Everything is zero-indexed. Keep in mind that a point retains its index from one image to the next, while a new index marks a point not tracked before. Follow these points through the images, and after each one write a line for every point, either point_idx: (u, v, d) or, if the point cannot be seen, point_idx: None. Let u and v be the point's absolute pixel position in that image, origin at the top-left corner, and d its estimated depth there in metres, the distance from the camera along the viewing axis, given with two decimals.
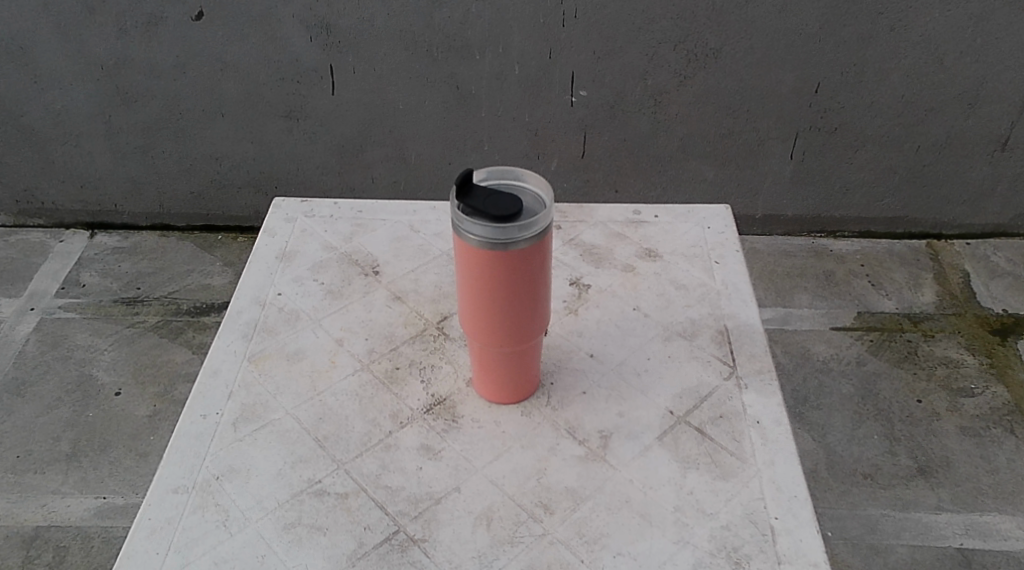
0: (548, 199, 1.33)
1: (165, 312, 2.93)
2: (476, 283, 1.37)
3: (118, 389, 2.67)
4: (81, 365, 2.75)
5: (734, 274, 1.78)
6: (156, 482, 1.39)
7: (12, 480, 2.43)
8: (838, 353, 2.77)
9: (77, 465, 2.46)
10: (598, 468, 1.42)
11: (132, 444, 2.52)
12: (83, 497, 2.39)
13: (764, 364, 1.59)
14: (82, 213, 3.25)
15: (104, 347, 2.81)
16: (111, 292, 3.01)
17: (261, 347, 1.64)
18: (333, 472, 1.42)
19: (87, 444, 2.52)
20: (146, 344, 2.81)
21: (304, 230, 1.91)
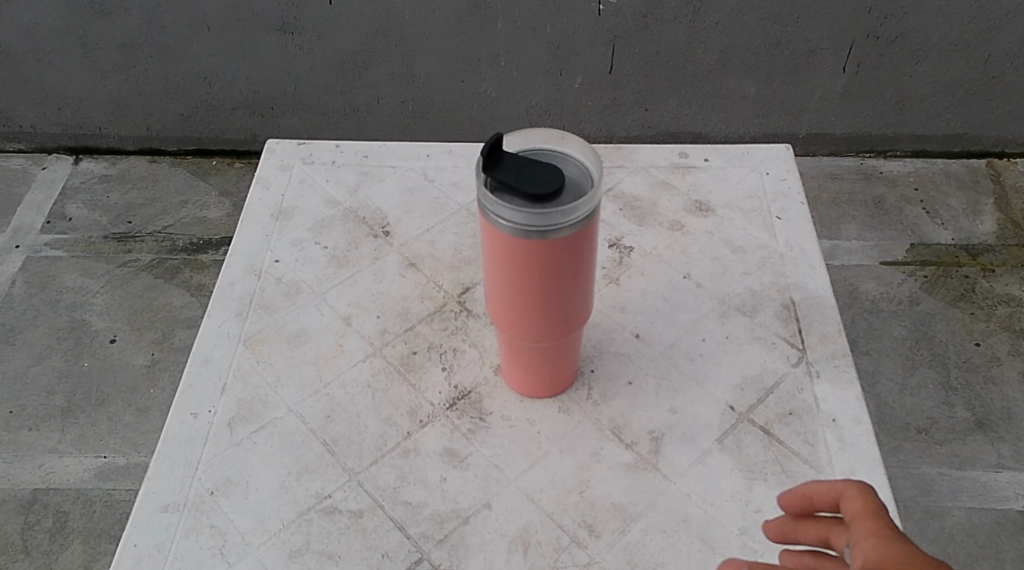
0: (595, 172, 1.09)
1: (160, 249, 2.71)
2: (506, 274, 1.14)
3: (113, 335, 2.49)
4: (72, 310, 2.55)
5: (799, 232, 1.54)
6: (142, 499, 1.22)
7: (6, 438, 2.27)
8: (890, 291, 2.53)
9: (74, 421, 2.30)
10: (650, 479, 1.23)
11: (130, 397, 2.35)
12: (81, 456, 2.24)
13: (839, 348, 1.37)
14: (64, 137, 2.98)
15: (96, 289, 2.60)
16: (100, 227, 2.78)
17: (257, 327, 1.43)
18: (344, 485, 1.24)
19: (83, 398, 2.35)
20: (141, 286, 2.61)
21: (302, 180, 1.67)
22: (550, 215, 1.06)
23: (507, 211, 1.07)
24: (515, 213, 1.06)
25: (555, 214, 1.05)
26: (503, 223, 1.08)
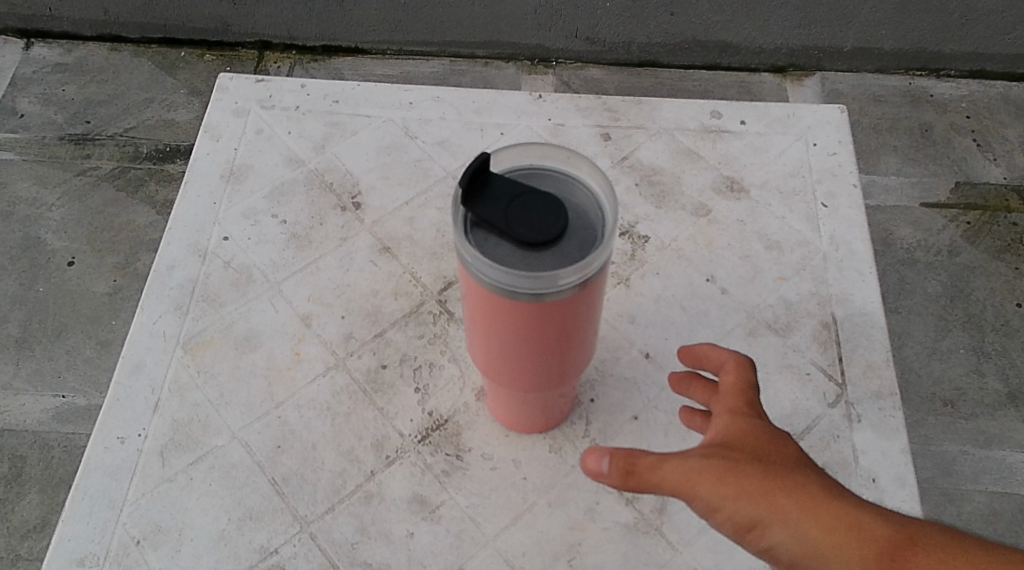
0: (609, 210, 0.85)
1: (121, 157, 1.86)
2: (490, 326, 0.92)
3: (71, 256, 1.71)
4: (23, 224, 1.75)
5: (847, 226, 1.29)
6: (56, 549, 1.04)
7: None
8: (926, 239, 1.69)
9: (30, 354, 1.59)
10: (651, 546, 1.05)
11: (92, 329, 1.62)
12: (38, 394, 1.55)
13: (885, 384, 1.16)
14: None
15: (52, 201, 1.78)
16: (57, 126, 1.91)
17: (199, 326, 1.21)
18: (293, 539, 1.06)
19: (38, 327, 1.62)
20: (102, 200, 1.79)
21: (259, 131, 1.40)
22: (545, 276, 0.82)
23: (489, 266, 0.82)
24: (501, 270, 0.82)
25: (553, 275, 0.82)
26: (485, 278, 0.84)
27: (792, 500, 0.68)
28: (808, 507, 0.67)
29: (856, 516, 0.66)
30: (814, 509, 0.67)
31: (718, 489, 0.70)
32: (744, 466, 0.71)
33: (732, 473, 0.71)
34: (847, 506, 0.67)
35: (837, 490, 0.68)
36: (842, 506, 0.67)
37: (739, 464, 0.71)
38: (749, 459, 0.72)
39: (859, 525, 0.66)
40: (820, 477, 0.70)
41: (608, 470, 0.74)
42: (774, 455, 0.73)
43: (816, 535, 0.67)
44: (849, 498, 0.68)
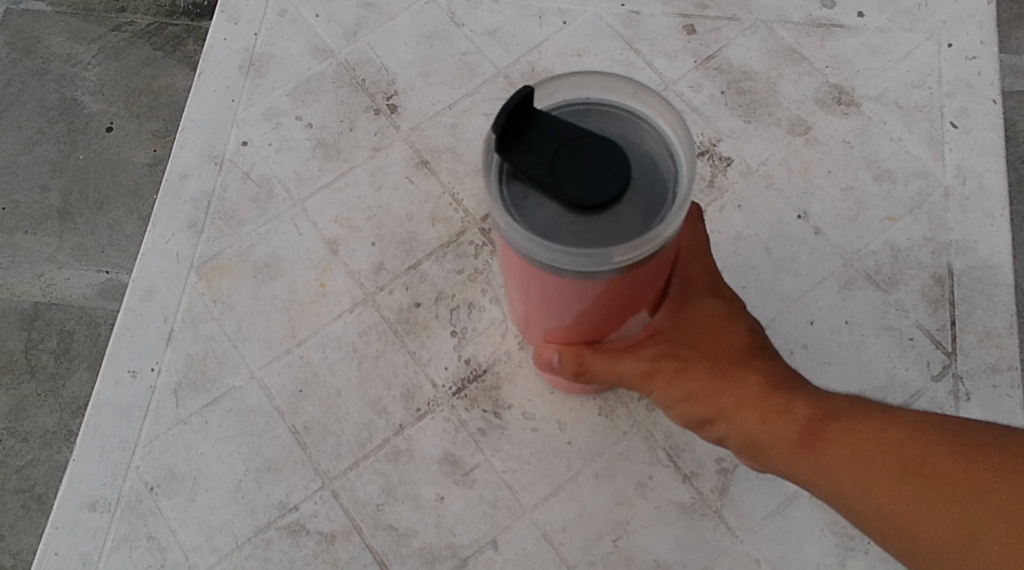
0: (683, 164, 0.67)
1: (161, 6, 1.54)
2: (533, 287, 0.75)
3: (111, 121, 1.47)
4: (59, 83, 1.50)
5: (978, 154, 1.07)
6: (65, 492, 0.97)
7: None
8: None
9: (73, 227, 1.40)
10: (709, 531, 0.93)
11: (135, 205, 1.41)
12: (83, 270, 1.39)
13: (1001, 356, 0.99)
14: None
15: (88, 61, 1.51)
16: None
17: (216, 248, 1.09)
18: (315, 496, 0.97)
19: (82, 199, 1.41)
20: (139, 61, 1.51)
21: (283, 12, 1.21)
22: (594, 249, 0.64)
23: (524, 233, 0.65)
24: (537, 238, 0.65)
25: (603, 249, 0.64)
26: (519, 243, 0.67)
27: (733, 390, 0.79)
28: (747, 401, 0.79)
29: (787, 400, 0.78)
30: (751, 399, 0.79)
31: (670, 385, 0.81)
32: (692, 364, 0.81)
33: (680, 373, 0.81)
34: (779, 394, 0.79)
35: (774, 386, 0.79)
36: (775, 395, 0.78)
37: (684, 362, 0.81)
38: (695, 358, 0.81)
39: (786, 407, 0.78)
40: (760, 366, 0.80)
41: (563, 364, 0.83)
42: (721, 348, 0.81)
43: (749, 425, 0.78)
44: (782, 387, 0.79)
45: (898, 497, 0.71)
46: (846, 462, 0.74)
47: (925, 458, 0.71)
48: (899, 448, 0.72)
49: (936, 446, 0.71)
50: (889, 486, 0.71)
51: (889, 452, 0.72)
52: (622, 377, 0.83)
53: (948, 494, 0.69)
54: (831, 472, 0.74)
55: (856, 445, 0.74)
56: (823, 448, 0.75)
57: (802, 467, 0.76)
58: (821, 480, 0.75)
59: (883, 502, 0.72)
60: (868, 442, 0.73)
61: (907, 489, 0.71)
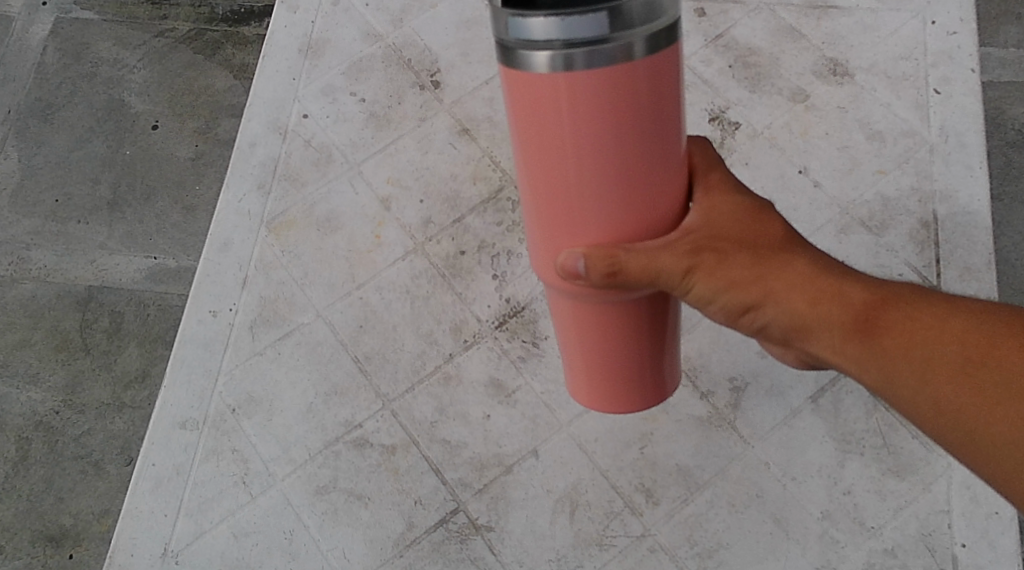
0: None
1: (196, 16, 1.75)
2: (564, 133, 0.59)
3: (156, 120, 1.67)
4: (108, 86, 1.71)
5: (960, 116, 1.21)
6: (158, 414, 1.12)
7: (51, 229, 1.60)
8: None
9: (122, 216, 1.60)
10: (724, 439, 1.06)
11: (177, 193, 1.60)
12: (131, 255, 1.57)
13: (983, 288, 1.11)
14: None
15: (133, 65, 1.72)
16: None
17: (283, 205, 1.23)
18: (377, 414, 1.11)
19: (128, 190, 1.61)
20: (181, 66, 1.71)
21: (336, 3, 1.36)
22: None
23: (547, 19, 0.54)
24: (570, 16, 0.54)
25: (637, 6, 0.54)
26: (545, 38, 0.55)
27: (782, 272, 0.70)
28: (797, 285, 0.70)
29: (838, 284, 0.70)
30: (801, 284, 0.70)
31: (709, 276, 0.69)
32: (733, 250, 0.70)
33: (720, 263, 0.70)
34: (829, 278, 0.70)
35: (824, 271, 0.71)
36: (828, 278, 0.70)
37: (726, 245, 0.70)
38: (734, 244, 0.70)
39: (839, 291, 0.70)
40: (803, 252, 0.72)
41: (586, 272, 0.66)
42: (762, 237, 0.71)
43: (801, 309, 0.70)
44: (834, 272, 0.71)
45: (954, 394, 0.64)
46: (906, 351, 0.67)
47: (995, 352, 0.64)
48: (961, 343, 0.65)
49: (1007, 339, 0.64)
50: (951, 383, 0.65)
51: (957, 341, 0.66)
52: (659, 277, 0.67)
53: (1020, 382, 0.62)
54: (890, 359, 0.68)
55: (918, 333, 0.67)
56: (880, 334, 0.68)
57: (856, 353, 0.70)
58: (888, 374, 0.68)
59: (952, 399, 0.65)
60: (932, 329, 0.67)
61: (965, 389, 0.64)
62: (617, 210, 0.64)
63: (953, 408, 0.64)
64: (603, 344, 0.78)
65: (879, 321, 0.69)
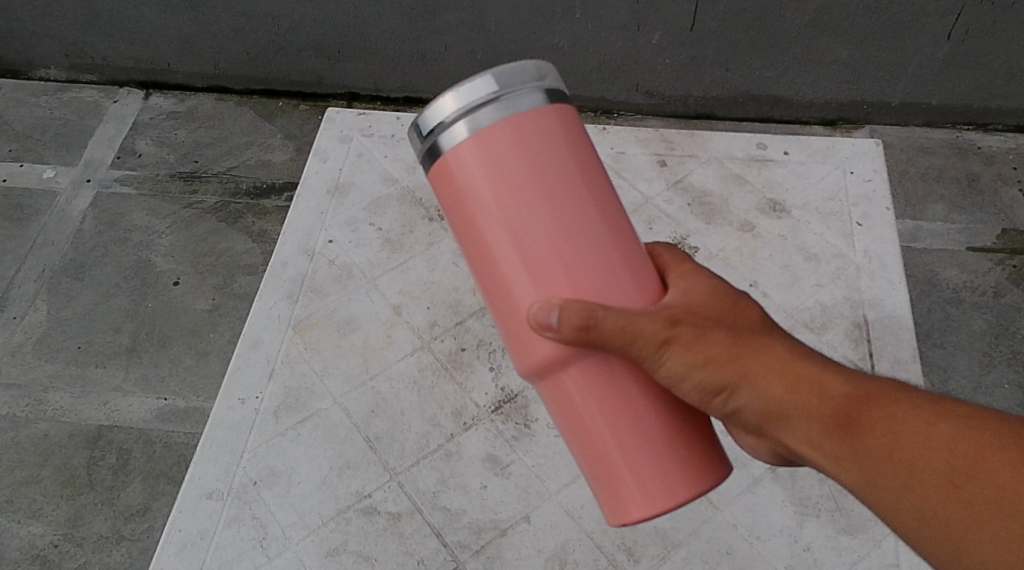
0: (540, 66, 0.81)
1: (225, 192, 2.21)
2: (507, 184, 0.78)
3: (176, 278, 1.99)
4: (136, 248, 2.06)
5: (880, 242, 1.45)
6: (187, 486, 1.24)
7: (73, 374, 1.83)
8: (975, 280, 1.84)
9: (138, 360, 1.84)
10: (696, 504, 1.19)
11: (192, 341, 1.87)
12: (144, 396, 1.79)
13: (911, 377, 1.29)
14: (78, 66, 2.51)
15: (162, 231, 2.10)
16: (168, 165, 2.27)
17: (309, 312, 1.41)
18: (385, 485, 1.23)
19: (146, 339, 1.88)
20: (205, 230, 2.10)
21: (360, 154, 1.61)
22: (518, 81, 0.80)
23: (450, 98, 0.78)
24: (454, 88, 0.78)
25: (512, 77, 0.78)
26: (453, 114, 0.78)
27: (756, 359, 0.82)
28: (776, 368, 0.82)
29: (818, 375, 0.82)
30: (780, 369, 0.82)
31: (688, 349, 0.80)
32: (713, 330, 0.82)
33: (698, 338, 0.80)
34: (803, 363, 0.83)
35: (796, 355, 0.83)
36: (808, 366, 0.83)
37: (709, 325, 0.81)
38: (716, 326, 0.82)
39: (820, 383, 0.82)
40: (778, 338, 0.84)
41: (563, 325, 0.77)
42: (743, 323, 0.83)
43: (781, 393, 0.82)
44: (812, 360, 0.83)
45: (934, 497, 0.77)
46: (890, 453, 0.79)
47: (978, 466, 0.76)
48: (948, 451, 0.77)
49: (990, 456, 0.76)
50: (931, 489, 0.77)
51: (940, 449, 0.78)
52: (634, 338, 0.78)
53: (993, 497, 0.75)
54: (872, 456, 0.80)
55: (896, 433, 0.79)
56: (862, 434, 0.80)
57: (838, 446, 0.81)
58: (865, 468, 0.80)
59: (931, 503, 0.77)
60: (914, 434, 0.79)
61: (945, 496, 0.77)
62: (576, 262, 0.78)
63: (937, 516, 0.77)
64: (609, 429, 0.82)
65: (859, 420, 0.81)
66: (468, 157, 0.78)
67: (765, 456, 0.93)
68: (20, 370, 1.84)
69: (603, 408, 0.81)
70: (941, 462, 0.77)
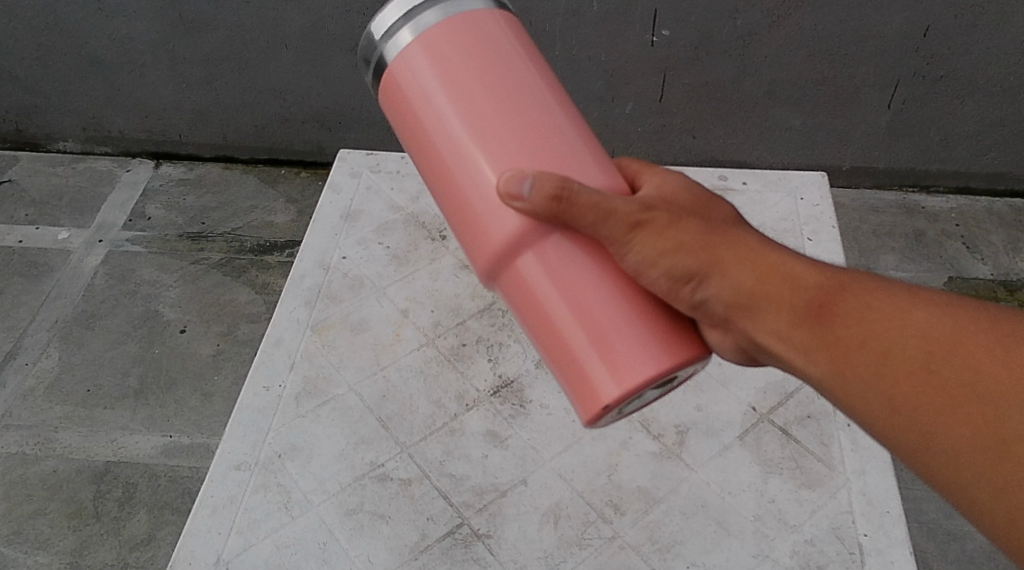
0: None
1: (229, 249, 2.81)
2: (468, 75, 0.92)
3: (183, 326, 2.57)
4: (147, 303, 2.64)
5: (827, 254, 1.65)
6: (218, 459, 1.37)
7: (82, 415, 2.37)
8: None
9: (145, 402, 2.39)
10: (674, 466, 1.35)
11: (198, 383, 2.43)
12: (150, 434, 2.33)
13: None
14: (95, 138, 3.08)
15: (170, 284, 2.69)
16: (176, 227, 2.88)
17: (325, 315, 1.57)
18: (397, 456, 1.38)
19: (154, 381, 2.44)
20: (211, 283, 2.70)
21: (370, 186, 1.81)
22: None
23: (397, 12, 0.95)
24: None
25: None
26: (399, 24, 0.95)
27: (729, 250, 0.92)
28: (749, 258, 0.92)
29: (792, 268, 0.92)
30: (753, 260, 0.92)
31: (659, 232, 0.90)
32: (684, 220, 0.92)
33: (669, 225, 0.91)
34: (773, 255, 0.93)
35: (765, 248, 0.93)
36: (783, 261, 0.93)
37: (686, 219, 0.92)
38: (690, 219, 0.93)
39: (795, 276, 0.92)
40: (748, 234, 0.94)
41: (536, 196, 0.87)
42: (716, 220, 0.94)
43: (754, 280, 0.92)
44: (786, 256, 0.93)
45: (907, 382, 0.86)
46: (867, 341, 0.88)
47: (952, 353, 0.85)
48: (923, 337, 0.87)
49: (965, 343, 0.85)
50: (905, 375, 0.86)
51: (915, 337, 0.87)
52: (607, 215, 0.88)
53: (964, 378, 0.84)
54: (849, 343, 0.89)
55: (872, 321, 0.89)
56: (839, 322, 0.90)
57: (817, 334, 0.90)
58: (842, 354, 0.89)
59: (908, 386, 0.86)
60: (891, 323, 0.88)
61: (920, 380, 0.86)
62: (535, 145, 0.91)
63: (908, 398, 0.86)
64: (576, 305, 0.91)
65: (836, 313, 0.90)
66: (423, 53, 0.93)
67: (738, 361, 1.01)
68: (30, 411, 2.38)
69: (568, 285, 0.91)
70: (917, 351, 0.87)
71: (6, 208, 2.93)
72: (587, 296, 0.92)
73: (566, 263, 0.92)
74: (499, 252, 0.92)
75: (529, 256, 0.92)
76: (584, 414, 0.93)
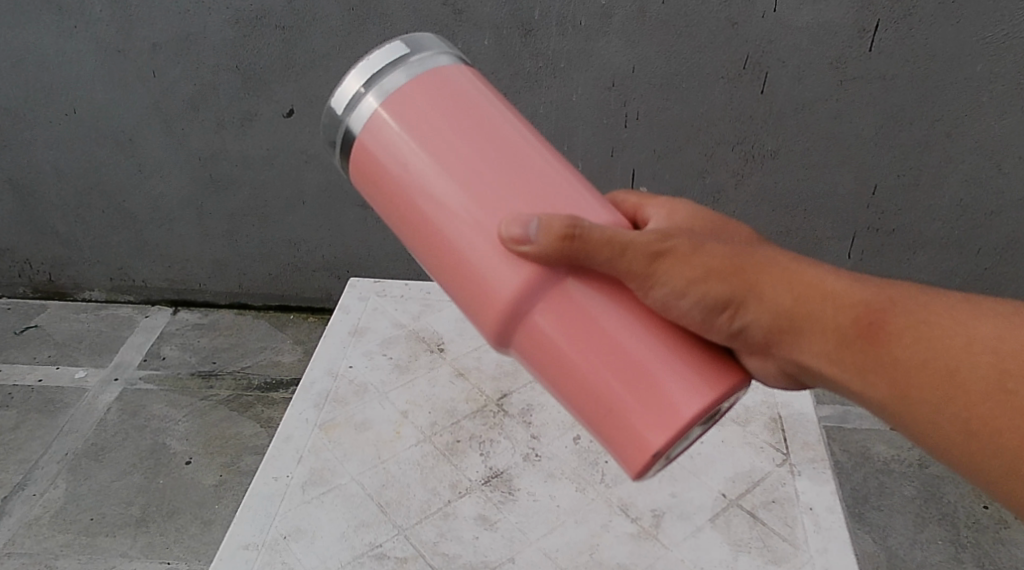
0: (417, 39, 1.20)
1: (237, 386, 2.83)
2: (452, 139, 1.13)
3: (189, 457, 2.55)
4: (155, 434, 2.63)
5: None
6: (228, 539, 1.48)
7: (83, 542, 2.32)
8: (900, 453, 2.49)
9: (145, 530, 2.34)
10: (651, 546, 1.47)
11: (198, 512, 2.39)
12: (148, 561, 2.27)
13: (818, 453, 1.62)
14: (120, 287, 3.20)
15: (179, 418, 2.69)
16: (189, 366, 2.92)
17: (331, 415, 1.71)
18: (393, 538, 1.49)
19: (156, 510, 2.39)
20: (218, 417, 2.70)
21: (376, 308, 2.01)
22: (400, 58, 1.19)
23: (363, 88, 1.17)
24: (382, 61, 1.17)
25: (399, 55, 1.17)
26: (369, 98, 1.16)
27: (763, 275, 1.14)
28: (785, 290, 1.14)
29: (825, 298, 1.14)
30: (791, 291, 1.14)
31: (678, 264, 1.11)
32: (695, 256, 1.13)
33: (681, 258, 1.12)
34: (803, 284, 1.15)
35: (784, 276, 1.15)
36: (820, 289, 1.15)
37: (723, 256, 1.14)
38: (714, 254, 1.14)
39: (836, 305, 1.14)
40: (771, 261, 1.16)
41: (549, 242, 1.07)
42: (738, 251, 1.16)
43: (790, 307, 1.14)
44: (824, 283, 1.15)
45: (984, 402, 1.09)
46: (932, 362, 1.12)
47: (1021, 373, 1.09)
48: (992, 355, 1.10)
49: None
50: (980, 395, 1.10)
51: (984, 357, 1.10)
52: (622, 252, 1.09)
53: None
54: (912, 363, 1.12)
55: (931, 343, 1.12)
56: (898, 346, 1.12)
57: (875, 357, 1.13)
58: (908, 373, 1.12)
59: (980, 402, 1.10)
60: (958, 344, 1.11)
61: (998, 401, 1.09)
62: (527, 193, 1.12)
63: (986, 418, 1.09)
64: (595, 343, 1.10)
65: (892, 333, 1.13)
66: (399, 121, 1.15)
67: (776, 386, 1.24)
68: (33, 539, 2.33)
69: (586, 325, 1.11)
70: (991, 372, 1.10)
71: (30, 350, 2.99)
72: (599, 326, 1.11)
73: (579, 297, 1.11)
74: (512, 292, 1.10)
75: (544, 305, 1.11)
76: (623, 455, 1.10)
